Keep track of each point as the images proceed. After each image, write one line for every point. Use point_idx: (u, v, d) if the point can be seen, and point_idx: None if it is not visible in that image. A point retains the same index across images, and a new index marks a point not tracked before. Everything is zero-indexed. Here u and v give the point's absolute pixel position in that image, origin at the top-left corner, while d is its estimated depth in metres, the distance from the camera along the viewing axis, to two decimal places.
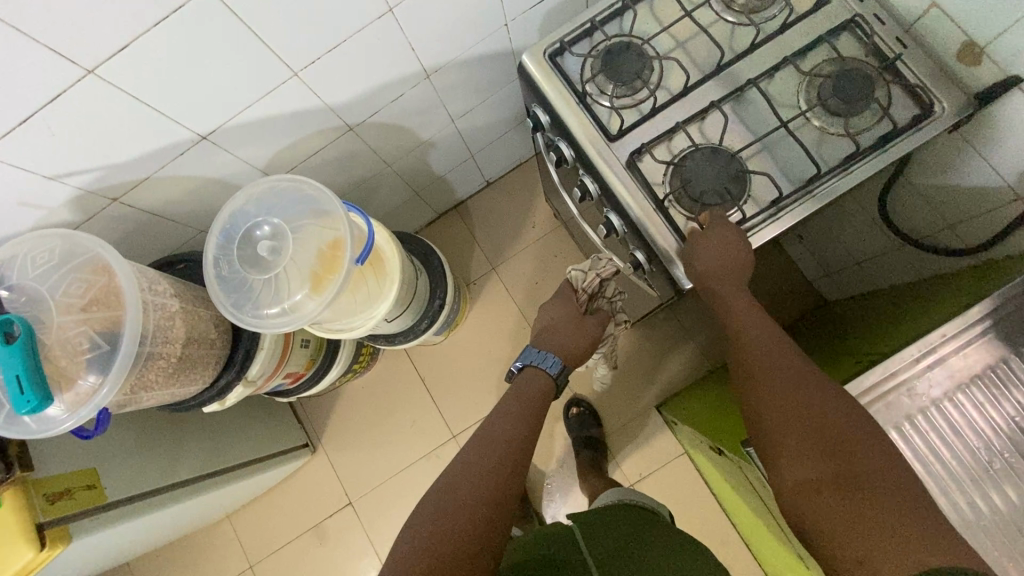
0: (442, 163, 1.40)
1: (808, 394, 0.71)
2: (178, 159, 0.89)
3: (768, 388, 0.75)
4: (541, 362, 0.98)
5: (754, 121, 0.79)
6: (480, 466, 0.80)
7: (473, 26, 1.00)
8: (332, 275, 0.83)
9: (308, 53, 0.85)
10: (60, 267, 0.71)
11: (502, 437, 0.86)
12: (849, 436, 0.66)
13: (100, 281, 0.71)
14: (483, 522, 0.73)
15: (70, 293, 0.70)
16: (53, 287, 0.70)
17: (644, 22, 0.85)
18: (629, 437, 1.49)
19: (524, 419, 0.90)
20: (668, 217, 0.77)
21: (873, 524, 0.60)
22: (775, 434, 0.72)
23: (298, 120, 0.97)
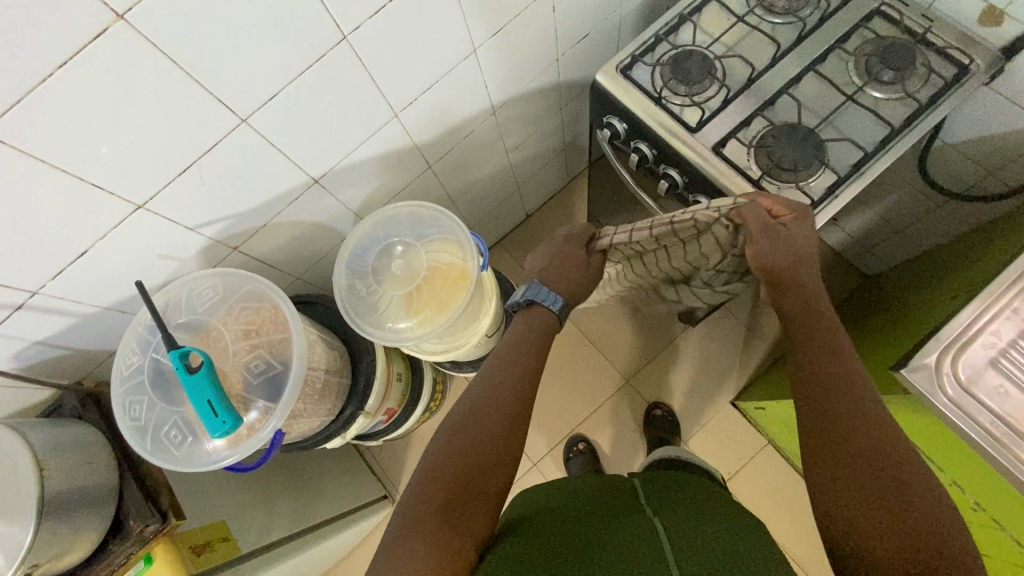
0: (494, 196, 1.49)
1: (868, 416, 0.66)
2: (290, 205, 0.96)
3: (824, 401, 0.69)
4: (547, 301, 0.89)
5: (817, 97, 0.90)
6: (478, 415, 0.74)
7: (533, 60, 1.11)
8: (456, 294, 0.94)
9: (407, 94, 0.94)
10: (225, 300, 0.80)
11: (500, 387, 0.78)
12: (895, 456, 0.62)
13: (264, 311, 0.80)
14: (484, 484, 0.68)
15: (241, 321, 0.80)
16: (221, 317, 0.79)
17: (698, 33, 0.97)
18: (711, 435, 1.50)
19: (519, 363, 0.81)
20: (761, 187, 0.85)
21: (904, 541, 0.56)
22: (824, 443, 0.66)
23: (389, 159, 1.05)
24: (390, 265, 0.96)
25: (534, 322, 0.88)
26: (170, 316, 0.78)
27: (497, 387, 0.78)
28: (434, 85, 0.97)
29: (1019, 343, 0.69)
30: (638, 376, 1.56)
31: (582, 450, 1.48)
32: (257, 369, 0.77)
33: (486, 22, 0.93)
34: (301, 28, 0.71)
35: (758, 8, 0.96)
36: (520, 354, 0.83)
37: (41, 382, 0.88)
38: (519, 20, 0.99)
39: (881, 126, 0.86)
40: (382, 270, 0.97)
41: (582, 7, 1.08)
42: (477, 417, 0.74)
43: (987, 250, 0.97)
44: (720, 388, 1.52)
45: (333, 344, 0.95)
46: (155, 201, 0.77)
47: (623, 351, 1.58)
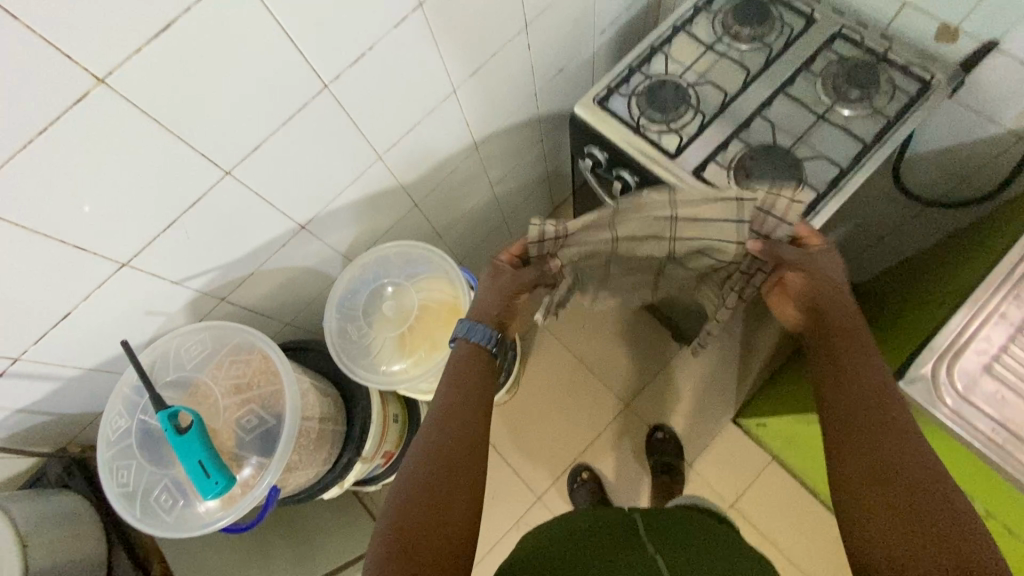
0: (480, 229, 1.49)
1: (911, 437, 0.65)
2: (277, 252, 0.95)
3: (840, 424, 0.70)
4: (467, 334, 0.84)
5: (789, 119, 0.92)
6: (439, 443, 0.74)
7: (510, 96, 1.14)
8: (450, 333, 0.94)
9: (390, 138, 0.95)
10: (214, 351, 0.79)
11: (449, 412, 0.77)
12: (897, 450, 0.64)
13: (253, 363, 0.78)
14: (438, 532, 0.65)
15: (229, 377, 0.78)
16: (210, 372, 0.77)
17: (670, 63, 1.00)
18: (715, 455, 1.48)
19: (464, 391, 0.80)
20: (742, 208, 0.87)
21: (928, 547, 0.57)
22: (854, 452, 0.66)
23: (375, 200, 1.06)
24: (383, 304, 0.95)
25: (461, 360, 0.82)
26: (157, 375, 0.76)
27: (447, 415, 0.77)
28: (417, 127, 0.99)
29: (1010, 348, 0.69)
30: (636, 399, 1.55)
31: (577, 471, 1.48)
32: (249, 424, 0.75)
33: (463, 63, 0.95)
34: (280, 77, 0.72)
35: (725, 36, 1.00)
36: (467, 402, 0.79)
37: (27, 452, 0.85)
38: (495, 59, 1.01)
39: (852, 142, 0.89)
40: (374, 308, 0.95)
41: (555, 43, 1.11)
42: (419, 471, 0.70)
43: (963, 254, 0.99)
44: (721, 404, 1.52)
45: (326, 390, 0.94)
46: (139, 258, 0.76)
47: (619, 376, 1.57)
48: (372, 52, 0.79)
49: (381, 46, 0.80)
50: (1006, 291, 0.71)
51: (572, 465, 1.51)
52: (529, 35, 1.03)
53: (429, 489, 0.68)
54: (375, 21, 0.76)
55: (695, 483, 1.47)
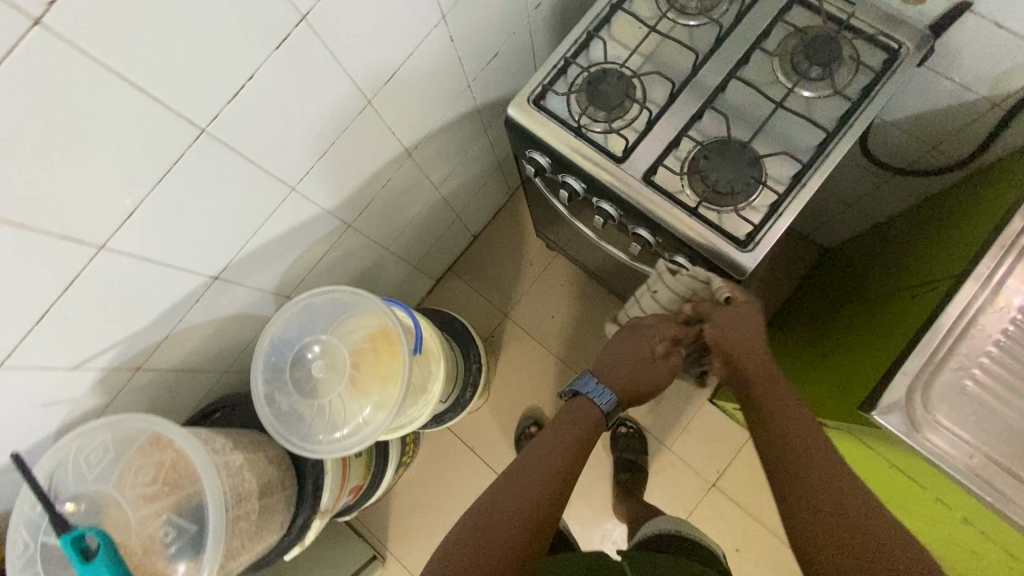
0: (432, 231, 1.39)
1: (822, 440, 0.77)
2: (192, 308, 0.85)
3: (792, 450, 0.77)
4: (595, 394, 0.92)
5: (745, 106, 0.83)
6: (518, 508, 0.77)
7: (441, 95, 1.02)
8: (393, 368, 0.87)
9: (300, 167, 0.84)
10: (121, 451, 0.72)
11: (527, 478, 0.81)
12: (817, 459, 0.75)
13: (166, 459, 0.73)
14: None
15: (141, 479, 0.71)
16: (116, 478, 0.71)
17: (610, 47, 0.88)
18: (695, 437, 1.47)
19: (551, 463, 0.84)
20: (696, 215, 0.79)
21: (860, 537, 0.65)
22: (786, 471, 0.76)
23: (300, 232, 0.95)
24: (313, 366, 0.87)
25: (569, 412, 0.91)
26: (55, 490, 0.69)
27: (519, 486, 0.80)
28: (333, 151, 0.87)
29: (986, 362, 0.64)
30: None
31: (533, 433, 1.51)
32: (170, 528, 0.70)
33: (375, 73, 0.83)
34: (138, 133, 0.60)
35: (669, 10, 0.87)
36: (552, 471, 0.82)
37: None
38: (413, 59, 0.88)
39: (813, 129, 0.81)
40: (304, 372, 0.88)
41: (482, 29, 0.98)
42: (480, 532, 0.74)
43: (933, 229, 0.93)
44: (697, 385, 1.49)
45: (269, 453, 0.86)
46: (16, 355, 0.66)
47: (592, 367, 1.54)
48: (251, 85, 0.67)
49: (260, 76, 0.67)
50: (982, 300, 0.65)
51: None
52: (448, 26, 0.90)
53: (482, 537, 0.73)
54: (246, 48, 0.63)
55: (675, 467, 1.46)
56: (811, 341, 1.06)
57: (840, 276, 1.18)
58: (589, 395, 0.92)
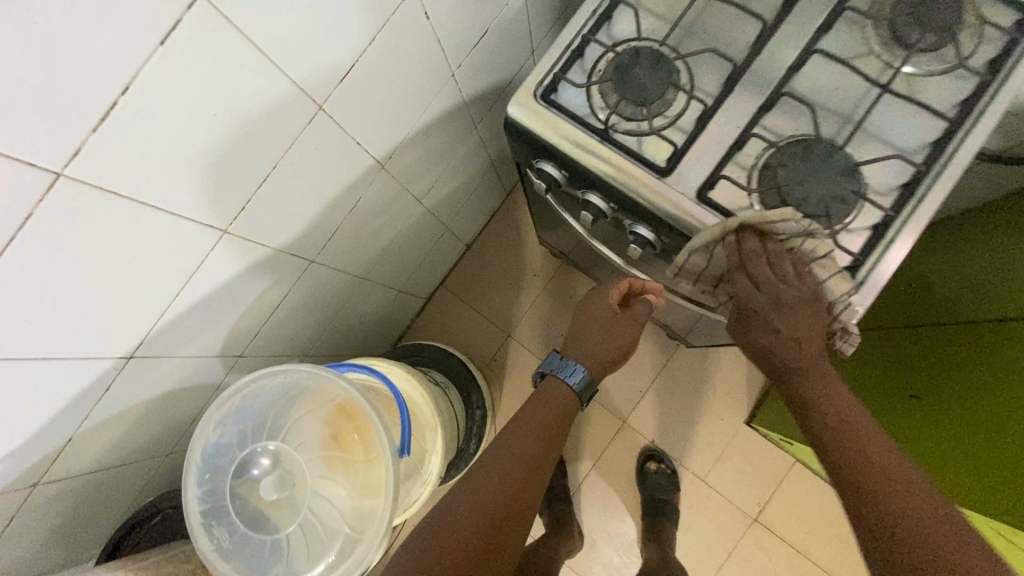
0: (418, 248, 1.18)
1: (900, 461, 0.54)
2: (104, 396, 0.65)
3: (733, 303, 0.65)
4: (562, 369, 0.81)
5: (829, 93, 0.62)
6: (501, 480, 0.71)
7: (418, 91, 0.79)
8: (362, 454, 0.79)
9: (231, 202, 0.62)
10: None
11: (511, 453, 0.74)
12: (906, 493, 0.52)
13: None
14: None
15: None
16: None
17: (642, 17, 0.66)
18: (730, 465, 1.30)
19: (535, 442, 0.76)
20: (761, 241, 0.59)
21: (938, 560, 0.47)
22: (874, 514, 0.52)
23: (244, 281, 0.73)
24: (264, 483, 0.76)
25: (550, 397, 0.81)
26: None
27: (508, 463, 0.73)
28: (277, 179, 0.66)
29: None
30: (633, 413, 1.35)
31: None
32: None
33: (326, 71, 0.61)
34: None
35: None
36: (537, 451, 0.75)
37: None
38: (377, 47, 0.65)
39: (919, 120, 0.60)
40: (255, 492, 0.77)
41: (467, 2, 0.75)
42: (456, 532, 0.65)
43: None
44: (731, 406, 1.32)
45: None
46: None
47: (611, 389, 1.36)
48: (127, 105, 0.45)
49: (141, 91, 0.45)
50: None
51: (570, 501, 1.32)
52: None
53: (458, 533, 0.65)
54: (105, 48, 0.41)
55: (710, 499, 1.30)
56: (897, 369, 0.88)
57: (909, 275, 0.98)
58: (559, 373, 0.82)
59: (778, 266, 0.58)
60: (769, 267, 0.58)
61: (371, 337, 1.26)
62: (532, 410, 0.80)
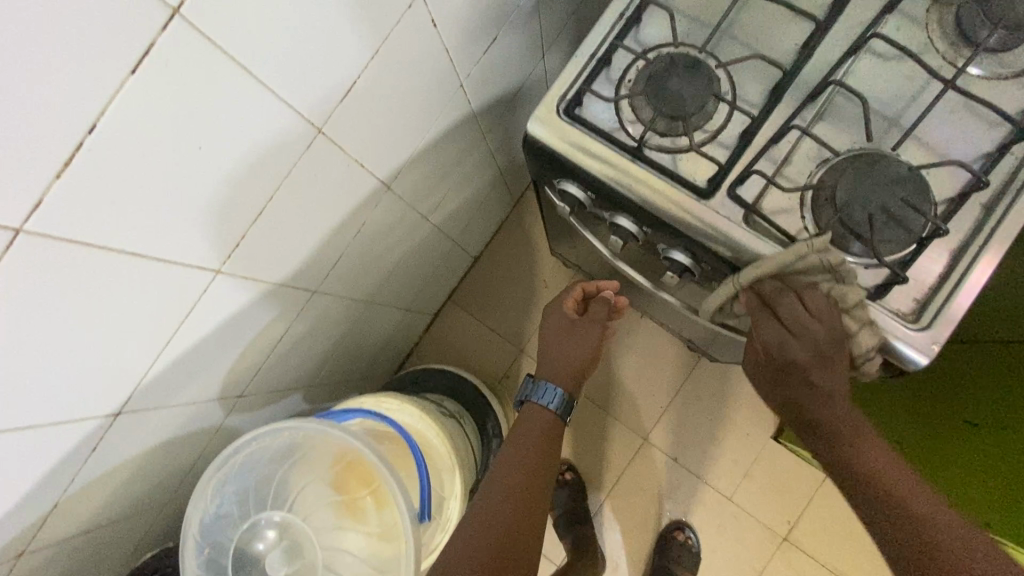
0: (425, 266, 1.12)
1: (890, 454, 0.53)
2: (91, 458, 0.59)
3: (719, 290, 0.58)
4: (533, 394, 0.76)
5: (883, 103, 0.56)
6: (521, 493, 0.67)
7: (425, 106, 0.73)
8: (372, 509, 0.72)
9: (223, 241, 0.56)
10: None
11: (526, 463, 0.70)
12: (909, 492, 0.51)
13: None
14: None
15: None
16: None
17: (671, 22, 0.60)
18: (758, 483, 1.24)
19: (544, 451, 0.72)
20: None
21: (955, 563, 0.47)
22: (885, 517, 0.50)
23: (242, 322, 0.67)
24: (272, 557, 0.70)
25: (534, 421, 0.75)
26: None
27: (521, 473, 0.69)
28: (274, 212, 0.59)
29: None
30: (654, 430, 1.29)
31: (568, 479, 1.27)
32: None
33: (321, 91, 0.54)
34: None
35: None
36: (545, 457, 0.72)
37: None
38: (381, 63, 0.59)
39: (986, 128, 0.54)
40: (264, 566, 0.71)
41: (475, 9, 0.69)
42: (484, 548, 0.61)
43: None
44: (757, 420, 1.26)
45: None
46: None
47: (630, 405, 1.30)
48: (94, 143, 0.39)
49: (106, 125, 0.39)
50: None
51: (590, 524, 1.26)
52: (428, 10, 0.61)
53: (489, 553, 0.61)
54: (57, 81, 0.35)
55: (737, 519, 1.24)
56: None
57: None
58: (534, 399, 0.76)
59: (811, 301, 0.51)
60: (799, 303, 0.51)
61: (378, 358, 1.21)
62: (522, 427, 0.74)
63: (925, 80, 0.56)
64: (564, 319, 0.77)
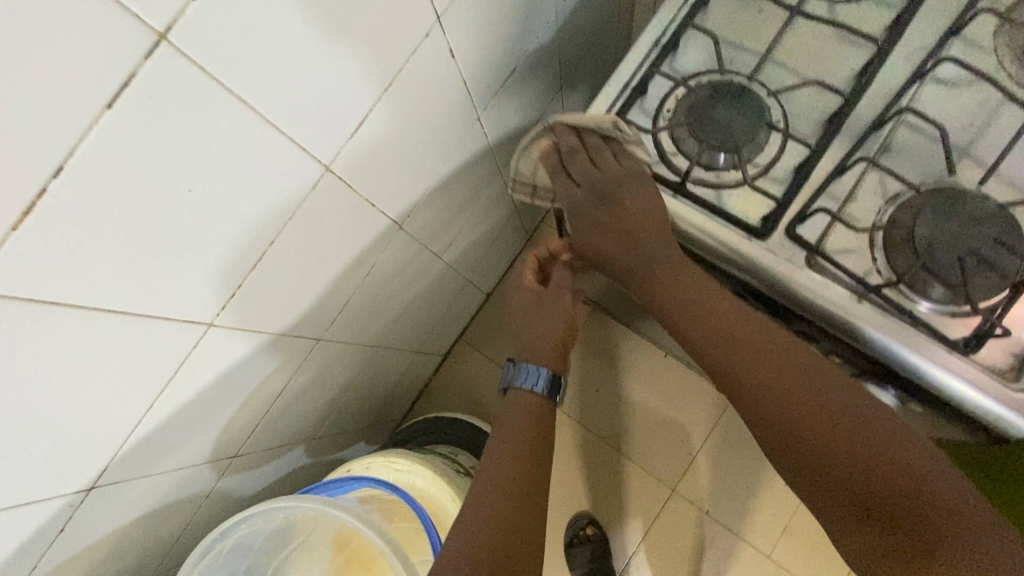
0: (437, 306, 1.05)
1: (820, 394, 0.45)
2: (60, 539, 0.51)
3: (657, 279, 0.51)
4: (522, 377, 0.62)
5: (953, 133, 0.50)
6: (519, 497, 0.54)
7: (440, 141, 0.68)
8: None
9: (217, 293, 0.49)
10: None
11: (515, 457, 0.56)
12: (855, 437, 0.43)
13: None
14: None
15: None
16: None
17: (711, 49, 0.55)
18: (798, 540, 1.14)
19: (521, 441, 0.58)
20: (883, 302, 0.46)
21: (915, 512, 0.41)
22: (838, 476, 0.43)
23: (238, 379, 0.60)
24: None
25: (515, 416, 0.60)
26: None
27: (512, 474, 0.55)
28: (277, 259, 0.53)
29: None
30: (682, 480, 1.19)
31: (590, 535, 1.17)
32: None
33: (329, 124, 0.49)
34: None
35: None
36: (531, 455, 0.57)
37: None
38: (395, 96, 0.55)
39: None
40: None
41: (495, 40, 0.65)
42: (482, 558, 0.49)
43: None
44: None
45: None
46: None
47: (656, 453, 1.21)
48: (63, 188, 0.33)
49: (80, 166, 0.33)
50: None
51: None
52: (446, 40, 0.57)
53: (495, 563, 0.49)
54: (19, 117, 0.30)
55: None
56: None
57: None
58: (518, 384, 0.62)
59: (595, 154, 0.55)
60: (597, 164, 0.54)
61: (386, 405, 1.13)
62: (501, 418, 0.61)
63: (1004, 103, 0.50)
64: (529, 294, 0.66)
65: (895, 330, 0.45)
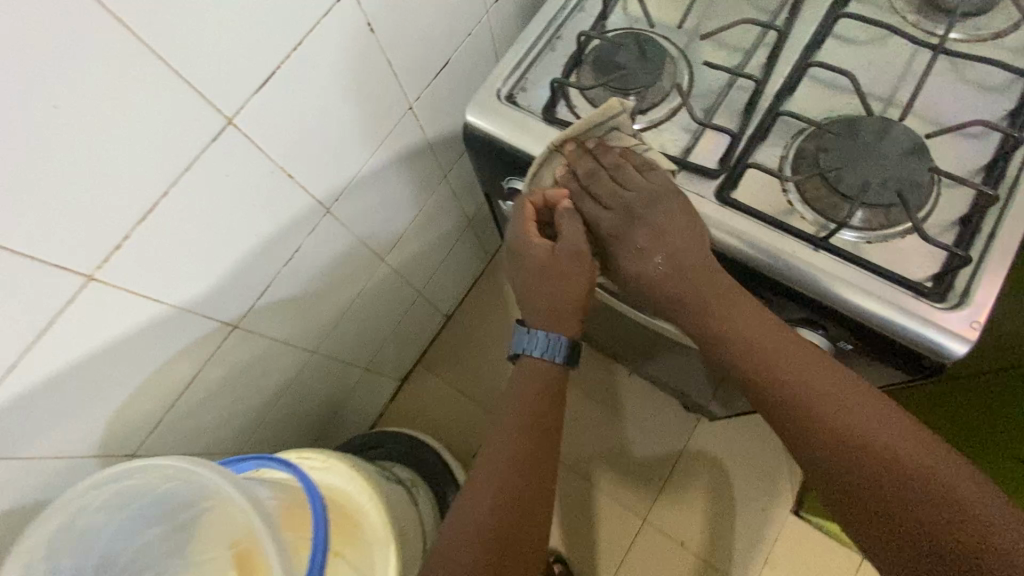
0: (385, 318, 1.02)
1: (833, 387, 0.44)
2: None
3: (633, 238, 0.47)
4: (539, 346, 0.52)
5: (857, 79, 0.50)
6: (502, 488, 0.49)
7: (368, 123, 0.67)
8: None
9: (94, 240, 0.46)
10: None
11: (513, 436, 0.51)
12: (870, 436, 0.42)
13: None
14: None
15: None
16: None
17: (621, 15, 0.57)
18: (779, 570, 1.05)
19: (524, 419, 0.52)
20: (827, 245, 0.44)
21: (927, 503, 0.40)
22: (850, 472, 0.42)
23: (130, 352, 0.55)
24: None
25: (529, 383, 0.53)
26: None
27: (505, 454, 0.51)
28: (175, 216, 0.51)
29: None
30: (653, 507, 1.11)
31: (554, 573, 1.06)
32: None
33: (227, 74, 0.48)
34: None
35: None
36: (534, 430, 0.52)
37: None
38: (308, 60, 0.55)
39: (983, 93, 0.49)
40: None
41: (422, 26, 0.67)
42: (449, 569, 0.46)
43: None
44: (770, 490, 1.09)
45: None
46: None
47: (624, 479, 1.14)
48: None
49: None
50: None
51: None
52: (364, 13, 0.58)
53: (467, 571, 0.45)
54: None
55: None
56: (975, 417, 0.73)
57: None
58: (533, 352, 0.53)
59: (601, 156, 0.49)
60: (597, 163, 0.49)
61: (329, 428, 1.06)
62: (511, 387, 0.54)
63: (904, 53, 0.51)
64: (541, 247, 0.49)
65: (872, 287, 0.43)
